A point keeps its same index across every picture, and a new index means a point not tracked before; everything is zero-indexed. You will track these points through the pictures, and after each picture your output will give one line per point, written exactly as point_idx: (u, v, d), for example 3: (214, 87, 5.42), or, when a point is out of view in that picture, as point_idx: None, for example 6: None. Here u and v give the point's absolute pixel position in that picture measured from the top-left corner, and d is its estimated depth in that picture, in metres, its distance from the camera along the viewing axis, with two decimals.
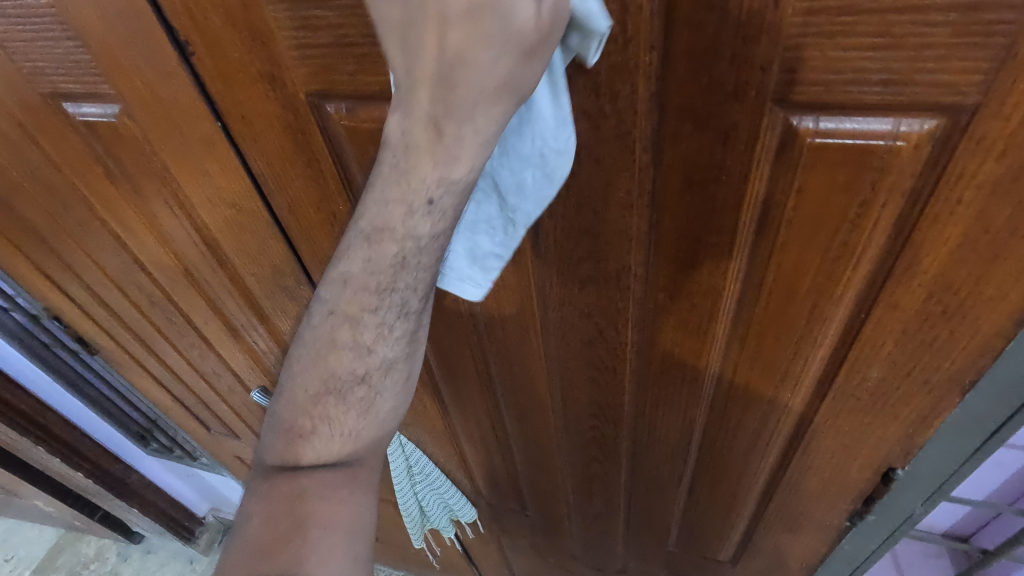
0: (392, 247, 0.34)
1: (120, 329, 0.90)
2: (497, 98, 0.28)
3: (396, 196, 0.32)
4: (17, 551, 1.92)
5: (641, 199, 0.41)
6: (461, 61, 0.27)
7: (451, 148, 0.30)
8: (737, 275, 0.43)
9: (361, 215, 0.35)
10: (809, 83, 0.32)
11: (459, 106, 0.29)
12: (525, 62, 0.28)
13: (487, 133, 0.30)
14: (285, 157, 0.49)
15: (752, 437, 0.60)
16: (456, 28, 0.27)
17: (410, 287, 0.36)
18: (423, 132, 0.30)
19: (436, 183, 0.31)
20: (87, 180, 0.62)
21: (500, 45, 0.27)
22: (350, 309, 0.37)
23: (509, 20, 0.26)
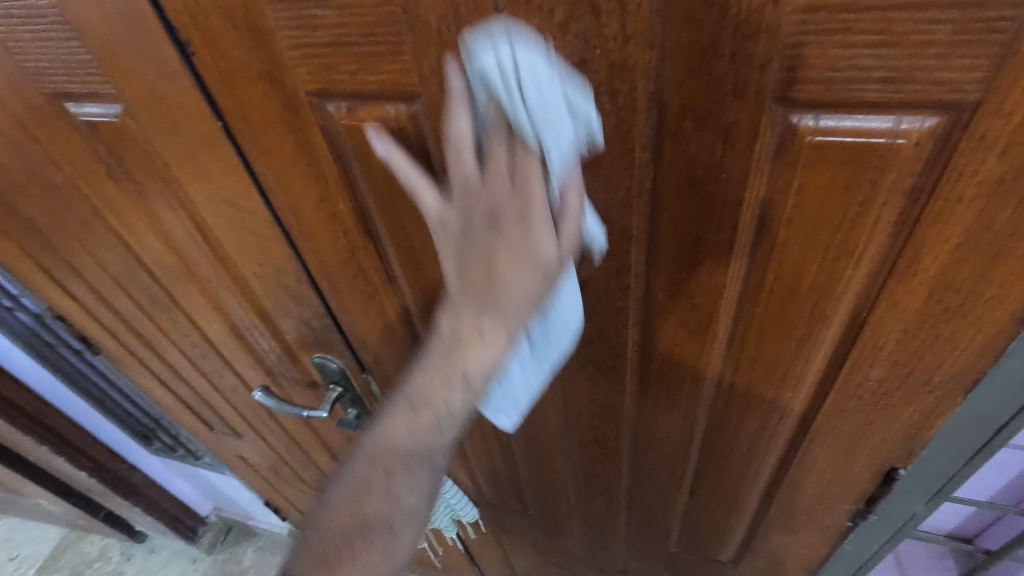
0: (433, 408, 0.44)
1: (123, 329, 0.91)
2: (520, 316, 0.40)
3: (442, 369, 0.43)
4: (21, 550, 1.93)
5: (641, 198, 0.41)
6: (499, 293, 0.39)
7: (487, 344, 0.41)
8: (737, 275, 0.43)
9: (412, 381, 0.45)
10: (809, 81, 0.32)
11: (495, 321, 0.40)
12: (542, 291, 0.39)
13: (512, 333, 0.41)
14: (286, 157, 0.49)
15: (754, 436, 0.60)
16: (498, 265, 0.38)
17: (444, 438, 0.46)
18: (465, 332, 0.41)
19: (472, 367, 0.42)
20: (90, 181, 0.62)
21: (530, 276, 0.38)
22: (394, 449, 0.47)
23: (536, 257, 0.38)
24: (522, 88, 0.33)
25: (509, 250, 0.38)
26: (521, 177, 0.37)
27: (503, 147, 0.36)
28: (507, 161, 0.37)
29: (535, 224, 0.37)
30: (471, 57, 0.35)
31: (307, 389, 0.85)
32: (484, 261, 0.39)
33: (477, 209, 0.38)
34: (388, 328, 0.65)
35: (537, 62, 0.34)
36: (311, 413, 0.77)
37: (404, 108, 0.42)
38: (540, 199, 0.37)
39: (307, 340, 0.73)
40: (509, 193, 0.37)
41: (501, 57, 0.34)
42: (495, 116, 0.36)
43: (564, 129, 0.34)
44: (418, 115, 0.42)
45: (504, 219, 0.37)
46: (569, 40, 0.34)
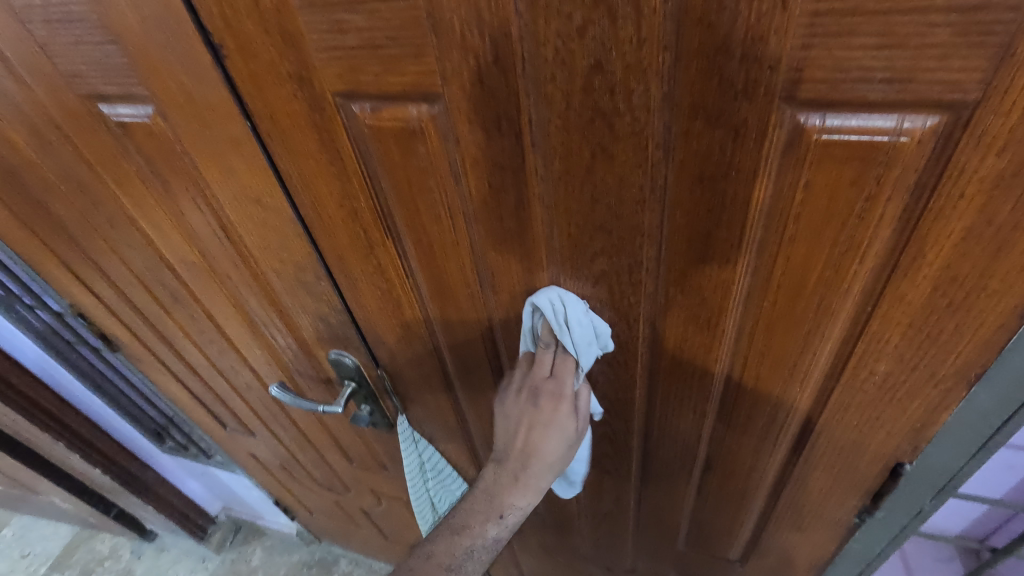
0: (479, 526, 0.61)
1: (143, 326, 0.93)
2: (548, 467, 0.58)
3: (490, 496, 0.61)
4: (33, 547, 1.95)
5: (654, 195, 0.42)
6: (534, 451, 0.57)
7: (524, 484, 0.59)
8: (745, 271, 0.45)
9: (463, 506, 0.63)
10: (815, 82, 0.33)
11: (530, 469, 0.58)
12: (565, 449, 0.57)
13: (542, 481, 0.59)
14: (311, 155, 0.51)
15: (762, 433, 0.61)
16: (534, 437, 0.57)
17: (487, 548, 0.62)
18: (508, 476, 0.59)
19: (513, 500, 0.60)
20: (119, 180, 0.64)
21: (557, 442, 0.56)
22: (443, 559, 0.62)
23: (561, 430, 0.56)
24: (570, 325, 0.51)
25: (543, 426, 0.56)
26: (560, 372, 0.54)
27: (550, 353, 0.54)
28: (551, 365, 0.55)
29: (563, 405, 0.55)
30: (535, 303, 0.52)
31: (321, 386, 0.86)
32: (526, 430, 0.57)
33: (525, 393, 0.56)
34: (404, 325, 0.67)
35: (579, 307, 0.51)
36: (326, 408, 0.78)
37: (427, 108, 0.44)
38: (568, 389, 0.54)
39: (323, 336, 0.75)
40: (547, 384, 0.55)
41: (555, 305, 0.51)
42: (546, 334, 0.54)
43: (592, 351, 0.53)
44: (439, 116, 0.44)
45: (542, 401, 0.55)
46: (586, 42, 0.36)
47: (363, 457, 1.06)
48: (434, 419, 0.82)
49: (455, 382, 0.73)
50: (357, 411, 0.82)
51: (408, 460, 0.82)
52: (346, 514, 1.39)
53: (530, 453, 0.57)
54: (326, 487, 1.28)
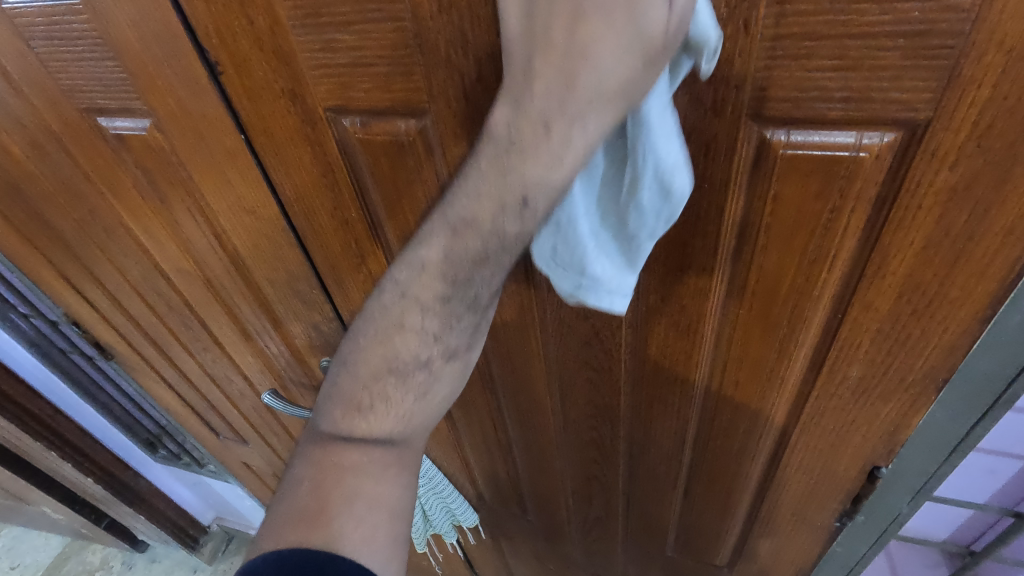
0: (490, 218, 0.36)
1: (137, 333, 0.94)
2: (612, 102, 0.31)
3: (502, 169, 0.34)
4: (23, 559, 1.94)
5: None
6: (586, 56, 0.29)
7: (567, 128, 0.32)
8: (722, 277, 0.46)
9: (449, 208, 0.38)
10: (779, 100, 0.35)
11: (575, 105, 0.31)
12: (644, 60, 0.30)
13: (602, 112, 0.31)
14: (303, 167, 0.53)
15: (744, 437, 0.62)
16: (587, 28, 0.29)
17: (506, 252, 0.37)
18: (536, 117, 0.32)
19: (548, 155, 0.32)
20: (115, 190, 0.66)
21: (626, 42, 0.29)
22: (441, 272, 0.39)
23: (639, 15, 0.28)
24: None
25: (600, 4, 0.28)
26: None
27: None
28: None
29: None
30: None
31: (313, 393, 0.88)
32: (569, 19, 0.29)
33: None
34: None
35: None
36: None
37: (414, 123, 0.46)
38: None
39: (315, 344, 0.76)
40: None
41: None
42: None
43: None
44: (426, 130, 0.46)
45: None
46: None
47: None
48: None
49: None
50: None
51: None
52: None
53: (575, 58, 0.30)
54: None
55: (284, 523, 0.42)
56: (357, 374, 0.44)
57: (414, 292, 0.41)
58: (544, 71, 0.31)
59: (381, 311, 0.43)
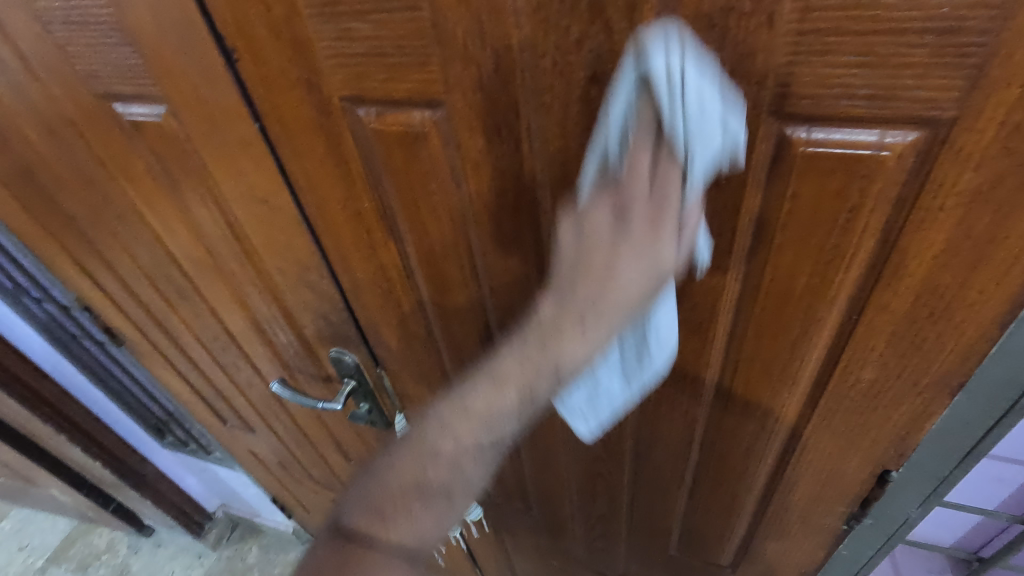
0: (527, 379, 0.46)
1: (147, 320, 0.95)
2: (628, 315, 0.40)
3: (542, 344, 0.44)
4: (31, 540, 1.97)
5: None
6: (615, 285, 0.38)
7: (594, 330, 0.40)
8: (736, 275, 0.46)
9: (494, 366, 0.49)
10: (801, 97, 0.34)
11: (602, 316, 0.40)
12: (657, 287, 0.38)
13: (619, 321, 0.40)
14: (317, 157, 0.53)
15: (751, 438, 0.62)
16: (619, 262, 0.37)
17: (530, 407, 0.48)
18: (573, 313, 0.41)
19: (576, 345, 0.41)
20: (129, 176, 0.66)
21: (646, 275, 0.37)
22: (480, 411, 0.51)
23: (657, 261, 0.37)
24: (687, 96, 0.32)
25: (633, 248, 0.36)
26: (661, 172, 0.35)
27: (651, 141, 0.34)
28: (648, 163, 0.35)
29: (664, 230, 0.36)
30: (643, 58, 0.33)
31: (321, 383, 0.88)
32: (606, 257, 0.38)
33: (608, 207, 0.37)
34: (403, 325, 0.68)
35: (705, 86, 0.33)
36: (327, 405, 0.80)
37: (429, 114, 0.45)
38: (676, 202, 0.35)
39: (324, 334, 0.77)
40: (644, 191, 0.35)
41: (671, 63, 0.32)
42: (647, 106, 0.34)
43: (714, 145, 0.33)
44: (441, 122, 0.45)
45: (633, 214, 0.36)
46: (583, 54, 0.37)
47: (361, 456, 1.08)
48: None
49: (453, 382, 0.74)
50: (355, 408, 0.83)
51: None
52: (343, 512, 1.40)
53: (607, 284, 0.38)
54: (322, 486, 1.30)
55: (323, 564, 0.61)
56: (399, 476, 0.58)
57: (455, 424, 0.54)
58: (582, 289, 0.40)
59: (429, 431, 0.56)
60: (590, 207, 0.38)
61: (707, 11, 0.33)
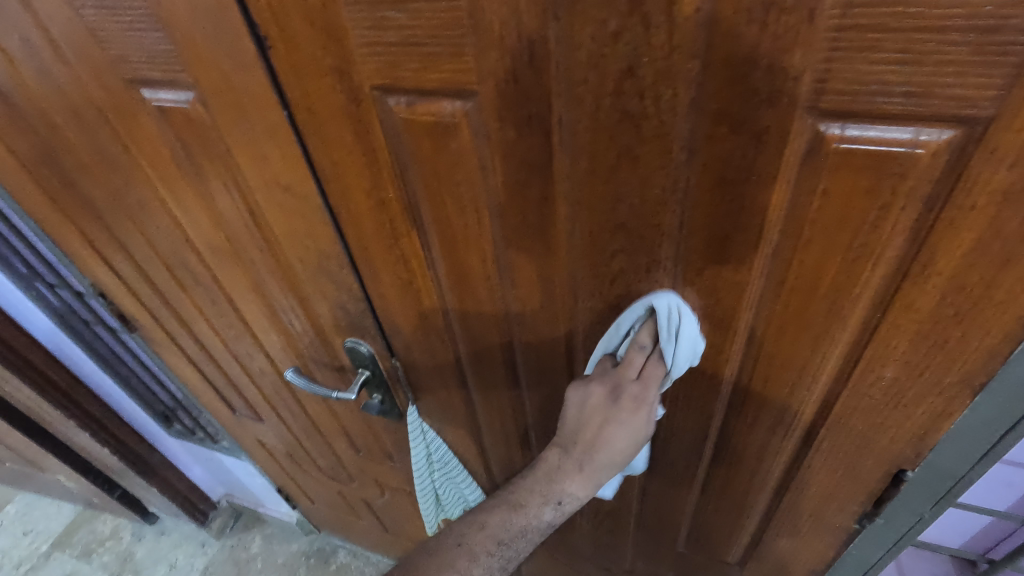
0: (539, 505, 0.58)
1: (161, 307, 0.95)
2: (614, 465, 0.57)
3: (552, 479, 0.58)
4: (35, 525, 1.98)
5: (676, 196, 0.44)
6: (608, 445, 0.56)
7: (589, 472, 0.57)
8: (760, 272, 0.46)
9: (513, 490, 0.60)
10: (837, 93, 0.35)
11: (596, 464, 0.57)
12: (635, 446, 0.57)
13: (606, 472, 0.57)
14: (344, 146, 0.53)
15: (767, 435, 0.62)
16: (610, 428, 0.55)
17: (539, 531, 0.58)
18: (574, 459, 0.57)
19: (577, 484, 0.57)
20: (153, 162, 0.67)
21: (630, 439, 0.56)
22: (498, 530, 0.57)
23: (637, 429, 0.55)
24: (677, 338, 0.51)
25: (622, 422, 0.55)
26: (648, 378, 0.54)
27: (644, 356, 0.54)
28: (641, 365, 0.54)
29: (643, 412, 0.55)
30: (652, 304, 0.52)
31: (334, 373, 0.89)
32: (603, 422, 0.56)
33: (604, 388, 0.56)
34: (421, 315, 0.68)
35: (692, 324, 0.51)
36: (341, 394, 0.81)
37: (460, 104, 0.46)
38: (654, 395, 0.55)
39: (341, 324, 0.77)
40: (633, 385, 0.54)
41: (671, 316, 0.51)
42: (645, 337, 0.53)
43: (684, 368, 0.53)
44: (472, 112, 0.46)
45: (624, 401, 0.55)
46: (619, 47, 0.37)
47: (370, 447, 1.08)
48: (444, 411, 0.85)
49: (468, 373, 0.75)
50: (368, 398, 0.84)
51: (417, 447, 0.87)
52: (348, 502, 1.42)
53: (601, 444, 0.56)
54: (330, 476, 1.31)
55: None
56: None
57: (473, 542, 0.58)
58: (584, 441, 0.57)
59: (446, 546, 0.58)
60: (594, 385, 0.56)
61: (746, 6, 0.33)
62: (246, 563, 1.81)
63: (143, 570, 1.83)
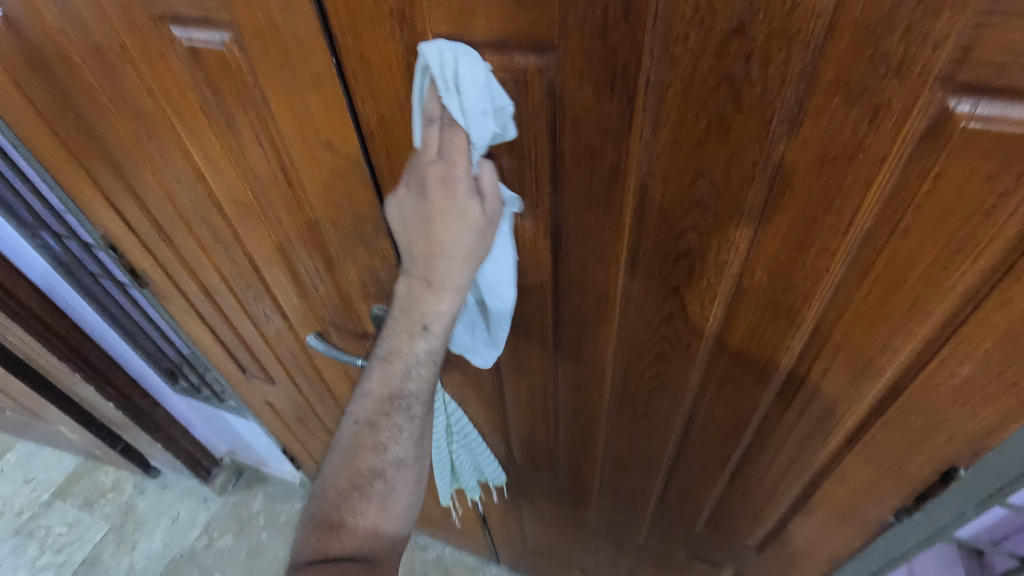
0: (405, 344, 0.53)
1: (175, 263, 0.92)
2: (465, 261, 0.49)
3: (408, 310, 0.52)
4: (36, 474, 1.98)
5: (765, 172, 0.41)
6: (445, 242, 0.48)
7: (439, 284, 0.50)
8: (844, 259, 0.43)
9: (378, 347, 0.55)
10: (980, 64, 0.31)
11: (441, 268, 0.49)
12: (480, 235, 0.48)
13: (464, 274, 0.50)
14: (397, 101, 0.49)
15: (813, 427, 0.60)
16: (438, 226, 0.48)
17: (423, 364, 0.54)
18: (420, 281, 0.51)
19: (437, 304, 0.51)
20: (179, 109, 0.62)
21: (466, 231, 0.47)
22: (381, 388, 0.55)
23: (465, 216, 0.47)
24: (459, 86, 0.42)
25: (443, 215, 0.47)
26: (449, 150, 0.45)
27: (434, 127, 0.45)
28: (437, 138, 0.45)
29: (459, 189, 0.47)
30: (422, 58, 0.43)
31: (356, 340, 0.86)
32: (426, 220, 0.48)
33: (415, 186, 0.48)
34: None
35: (471, 64, 0.42)
36: (365, 362, 0.78)
37: (535, 60, 0.42)
38: (464, 171, 0.46)
39: (369, 290, 0.74)
40: (438, 164, 0.46)
41: (443, 62, 0.42)
42: (431, 104, 0.45)
43: (486, 126, 0.43)
44: (547, 68, 0.42)
45: (432, 188, 0.47)
46: (732, 1, 0.33)
47: None
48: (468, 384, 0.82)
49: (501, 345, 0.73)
50: None
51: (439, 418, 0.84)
52: None
53: (438, 244, 0.48)
54: None
55: (298, 566, 0.53)
56: (333, 485, 0.56)
57: (369, 411, 0.56)
58: (421, 252, 0.49)
59: (348, 431, 0.57)
60: (406, 191, 0.49)
61: None
62: (248, 520, 1.82)
63: (146, 523, 1.85)
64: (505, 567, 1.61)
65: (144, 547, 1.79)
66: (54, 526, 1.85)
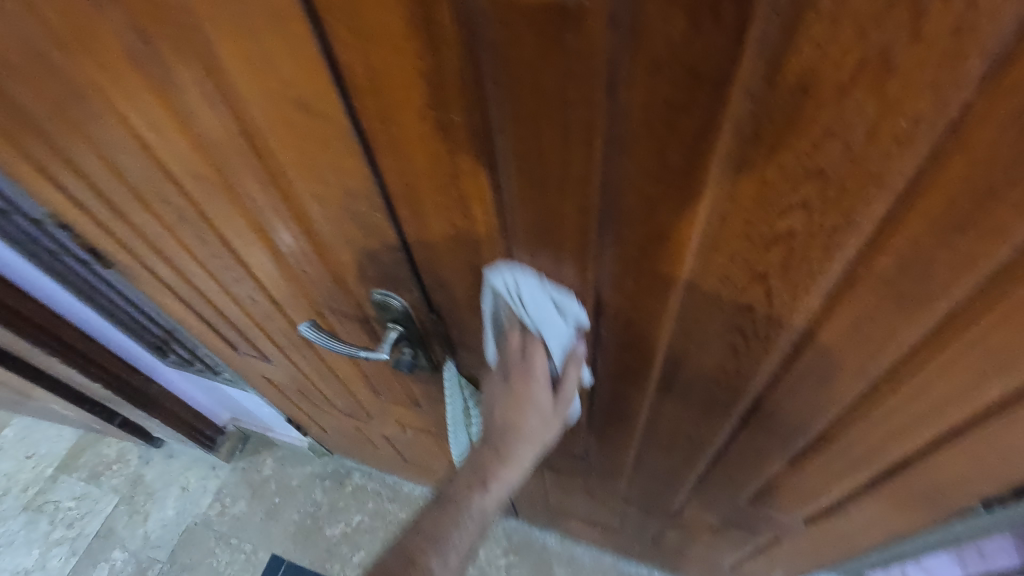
0: (468, 490, 0.63)
1: (138, 241, 0.79)
2: (533, 439, 0.62)
3: (480, 464, 0.63)
4: (37, 448, 1.92)
5: (932, 130, 0.28)
6: (519, 418, 0.60)
7: (508, 452, 0.62)
8: (1016, 244, 0.32)
9: (442, 492, 0.65)
10: None
11: (514, 440, 0.61)
12: (548, 419, 0.61)
13: (528, 455, 0.63)
14: (389, 43, 0.35)
15: (907, 419, 0.51)
16: (515, 405, 0.60)
17: (477, 514, 0.63)
18: (493, 446, 0.62)
19: (503, 470, 0.63)
20: (100, 60, 0.48)
21: (536, 415, 0.60)
22: (436, 524, 0.63)
23: (539, 403, 0.60)
24: (523, 301, 0.52)
25: (523, 398, 0.60)
26: (530, 348, 0.58)
27: (517, 330, 0.57)
28: (519, 339, 0.58)
29: (537, 382, 0.59)
30: (490, 282, 0.52)
31: (357, 326, 0.75)
32: (507, 402, 0.61)
33: (499, 373, 0.60)
34: (478, 270, 0.54)
35: (533, 284, 0.50)
36: (368, 354, 0.68)
37: None
38: (542, 365, 0.58)
39: (367, 274, 0.62)
40: (519, 360, 0.59)
41: (507, 284, 0.51)
42: (510, 314, 0.56)
43: (557, 325, 0.54)
44: None
45: (516, 377, 0.59)
46: None
47: (394, 393, 0.98)
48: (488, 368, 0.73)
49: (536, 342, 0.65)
50: (400, 355, 0.72)
51: (450, 408, 0.74)
52: (365, 435, 1.35)
53: (514, 421, 0.61)
54: (347, 413, 1.22)
55: None
56: None
57: (413, 546, 0.63)
58: (499, 424, 0.62)
59: (389, 560, 0.63)
60: (493, 378, 0.62)
61: None
62: (259, 485, 1.79)
63: (156, 492, 1.81)
64: (523, 521, 1.60)
65: (157, 517, 1.77)
66: (63, 500, 1.83)
